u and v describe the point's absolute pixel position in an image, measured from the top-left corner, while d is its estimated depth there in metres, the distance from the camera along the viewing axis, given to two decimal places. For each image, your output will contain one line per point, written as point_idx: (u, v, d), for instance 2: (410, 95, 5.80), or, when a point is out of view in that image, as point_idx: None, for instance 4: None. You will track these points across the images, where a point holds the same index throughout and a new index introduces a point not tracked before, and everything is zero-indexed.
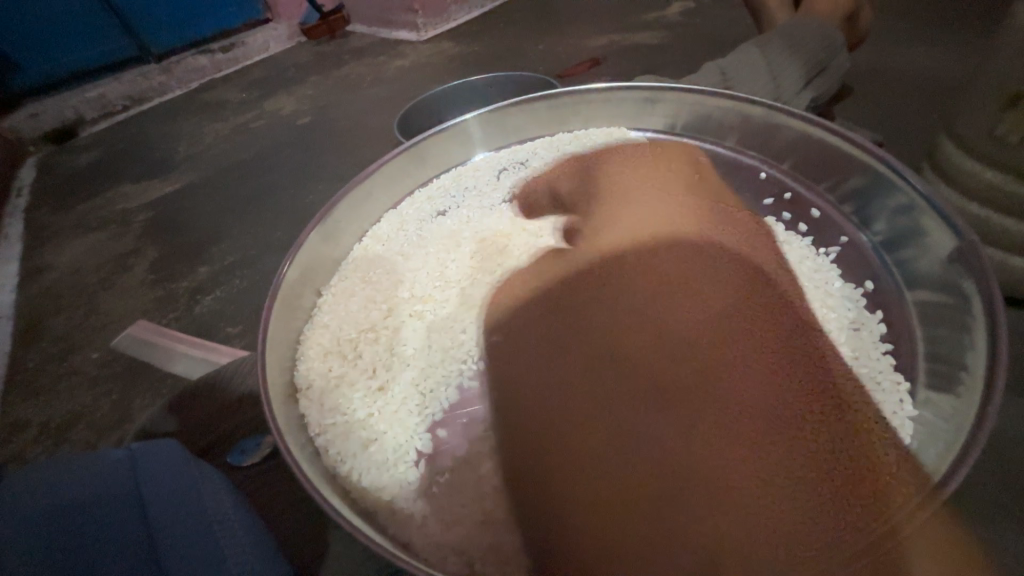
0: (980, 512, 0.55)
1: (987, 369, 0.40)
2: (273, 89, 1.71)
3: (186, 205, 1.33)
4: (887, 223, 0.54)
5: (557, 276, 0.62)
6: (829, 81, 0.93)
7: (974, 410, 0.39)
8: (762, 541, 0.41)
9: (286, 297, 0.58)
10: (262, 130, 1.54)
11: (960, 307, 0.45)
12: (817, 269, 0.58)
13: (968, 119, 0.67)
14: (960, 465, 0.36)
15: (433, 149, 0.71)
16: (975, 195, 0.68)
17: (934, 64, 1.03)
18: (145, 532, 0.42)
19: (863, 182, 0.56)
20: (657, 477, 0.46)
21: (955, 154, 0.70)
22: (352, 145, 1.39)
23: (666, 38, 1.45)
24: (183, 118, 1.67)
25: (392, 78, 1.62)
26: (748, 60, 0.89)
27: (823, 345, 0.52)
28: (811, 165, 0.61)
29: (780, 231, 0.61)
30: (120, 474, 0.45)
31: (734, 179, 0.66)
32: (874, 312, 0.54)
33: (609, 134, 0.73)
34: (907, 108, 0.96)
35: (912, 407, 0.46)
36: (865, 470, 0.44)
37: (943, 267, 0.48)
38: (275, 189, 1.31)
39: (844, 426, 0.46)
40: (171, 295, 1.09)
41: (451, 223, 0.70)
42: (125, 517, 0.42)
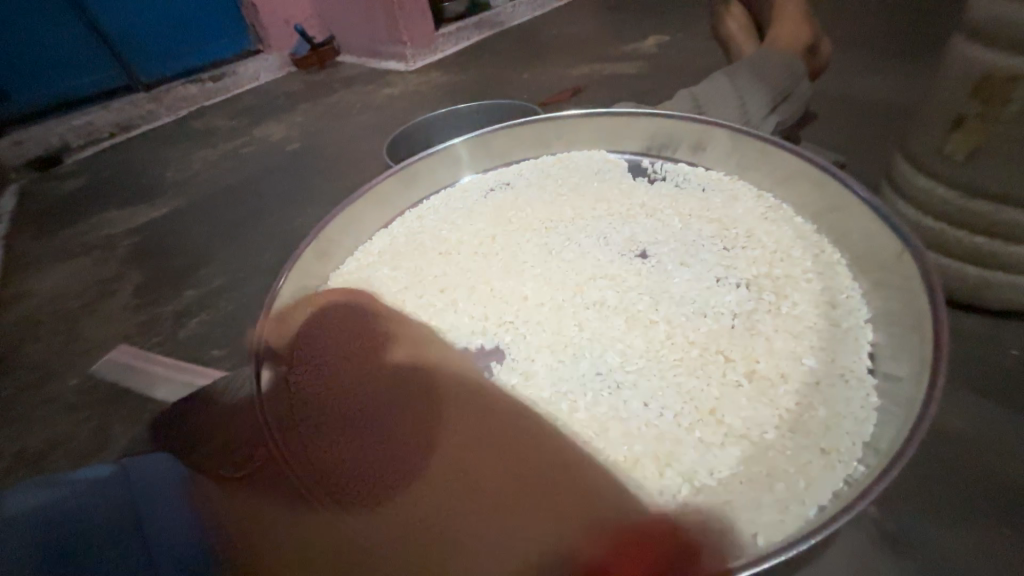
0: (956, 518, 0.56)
1: (935, 355, 0.40)
2: (262, 116, 1.75)
3: (174, 229, 1.34)
4: (843, 233, 0.57)
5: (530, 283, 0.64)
6: (792, 107, 0.99)
7: (925, 391, 0.39)
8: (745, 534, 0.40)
9: (276, 315, 0.60)
10: (252, 156, 1.57)
11: (912, 304, 0.46)
12: (786, 273, 0.58)
13: (921, 141, 0.73)
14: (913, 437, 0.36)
15: (421, 171, 0.74)
16: (929, 210, 0.74)
17: (889, 92, 1.11)
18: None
19: (826, 195, 0.58)
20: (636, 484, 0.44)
21: (909, 173, 0.76)
22: (341, 169, 1.43)
23: (642, 69, 1.54)
24: (171, 145, 1.69)
25: (381, 106, 1.67)
26: (717, 88, 0.95)
27: (799, 349, 0.51)
28: (790, 180, 0.63)
29: (743, 239, 0.63)
30: (111, 483, 0.47)
31: (709, 192, 0.69)
32: (858, 309, 0.53)
33: (589, 157, 0.77)
34: (866, 132, 1.03)
35: (879, 400, 0.46)
36: (837, 461, 0.43)
37: (898, 261, 0.49)
38: (264, 213, 1.33)
39: (817, 422, 0.46)
40: (156, 319, 1.09)
41: (435, 237, 0.72)
42: (115, 522, 0.43)
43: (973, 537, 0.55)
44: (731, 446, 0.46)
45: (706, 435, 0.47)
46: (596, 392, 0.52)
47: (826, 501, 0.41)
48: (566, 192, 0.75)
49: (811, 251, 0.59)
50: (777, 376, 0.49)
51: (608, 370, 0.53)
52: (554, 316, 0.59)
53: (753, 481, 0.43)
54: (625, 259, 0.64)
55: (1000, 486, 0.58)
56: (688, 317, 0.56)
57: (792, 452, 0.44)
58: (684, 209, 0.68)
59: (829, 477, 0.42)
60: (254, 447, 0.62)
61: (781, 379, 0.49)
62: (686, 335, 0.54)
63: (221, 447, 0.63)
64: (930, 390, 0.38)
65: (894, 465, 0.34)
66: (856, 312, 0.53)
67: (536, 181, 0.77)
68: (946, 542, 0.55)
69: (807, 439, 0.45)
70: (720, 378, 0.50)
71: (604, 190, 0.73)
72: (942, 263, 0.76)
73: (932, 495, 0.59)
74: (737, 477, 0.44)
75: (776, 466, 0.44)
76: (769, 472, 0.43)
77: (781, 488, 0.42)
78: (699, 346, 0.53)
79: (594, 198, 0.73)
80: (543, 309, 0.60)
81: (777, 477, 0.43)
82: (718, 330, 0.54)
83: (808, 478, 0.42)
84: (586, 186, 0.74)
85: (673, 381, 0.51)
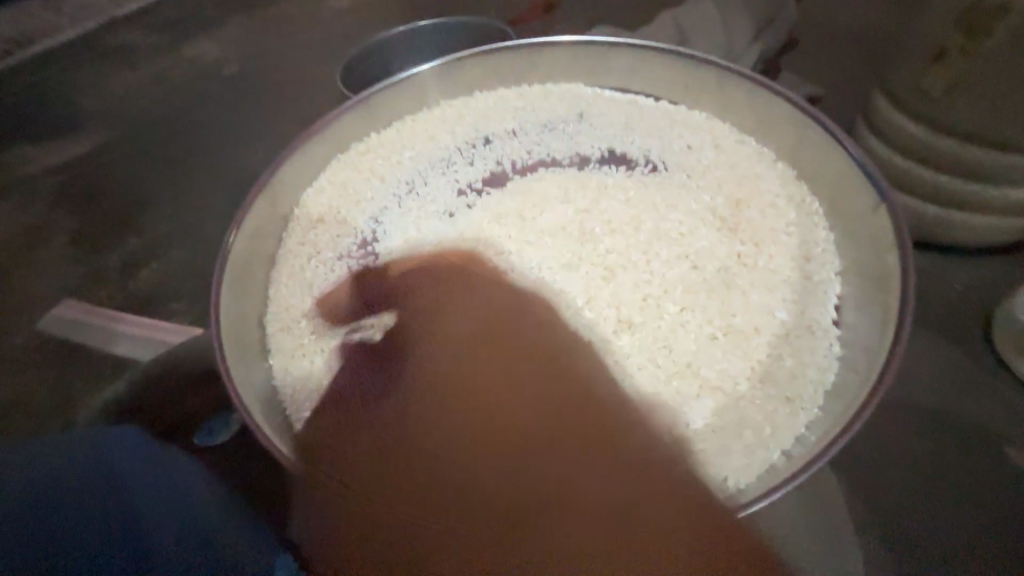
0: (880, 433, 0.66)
1: (898, 310, 0.42)
2: (188, 31, 1.51)
3: (102, 168, 1.20)
4: (822, 178, 0.55)
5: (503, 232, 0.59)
6: (777, 33, 0.94)
7: (885, 347, 0.41)
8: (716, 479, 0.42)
9: (235, 271, 0.54)
10: (182, 81, 1.38)
11: (880, 261, 0.47)
12: (766, 223, 0.56)
13: (903, 76, 0.72)
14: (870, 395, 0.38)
15: (383, 106, 0.68)
16: (899, 149, 0.76)
17: (871, 17, 1.08)
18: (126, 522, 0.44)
19: (807, 142, 0.56)
20: None
21: (884, 109, 0.76)
22: (290, 97, 1.29)
23: None
24: (81, 64, 1.45)
25: (328, 20, 1.48)
26: (702, 11, 0.88)
27: (772, 302, 0.51)
28: (774, 124, 0.59)
29: (725, 184, 0.59)
30: (88, 471, 0.46)
31: (698, 129, 0.64)
32: (835, 264, 0.52)
33: (566, 90, 0.70)
34: (843, 65, 1.01)
35: (841, 349, 0.48)
36: (800, 409, 0.45)
37: (873, 214, 0.48)
38: (206, 149, 1.20)
39: (784, 371, 0.47)
40: (100, 271, 1.01)
41: (399, 183, 0.66)
42: (102, 508, 0.44)
43: (890, 445, 0.66)
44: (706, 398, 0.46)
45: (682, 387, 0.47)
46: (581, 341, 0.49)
47: (789, 446, 0.43)
48: (543, 128, 0.68)
49: (793, 200, 0.57)
50: (750, 330, 0.49)
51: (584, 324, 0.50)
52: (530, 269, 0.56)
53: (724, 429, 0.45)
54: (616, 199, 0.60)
55: (918, 403, 0.68)
56: (671, 265, 0.54)
57: (760, 402, 0.46)
58: (671, 147, 0.63)
59: (792, 424, 0.44)
60: (230, 414, 0.62)
61: (754, 332, 0.49)
62: (669, 289, 0.52)
63: (197, 413, 0.63)
64: (896, 340, 0.40)
65: (861, 416, 0.36)
66: (830, 264, 0.52)
67: (509, 114, 0.69)
68: (870, 452, 0.65)
69: (774, 388, 0.46)
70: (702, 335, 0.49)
71: (582, 126, 0.67)
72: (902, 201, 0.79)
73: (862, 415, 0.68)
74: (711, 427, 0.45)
75: (747, 415, 0.45)
76: (739, 420, 0.45)
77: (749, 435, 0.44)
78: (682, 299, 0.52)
79: (573, 137, 0.67)
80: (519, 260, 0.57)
81: (747, 424, 0.45)
82: (702, 280, 0.53)
83: (773, 424, 0.44)
84: (564, 122, 0.68)
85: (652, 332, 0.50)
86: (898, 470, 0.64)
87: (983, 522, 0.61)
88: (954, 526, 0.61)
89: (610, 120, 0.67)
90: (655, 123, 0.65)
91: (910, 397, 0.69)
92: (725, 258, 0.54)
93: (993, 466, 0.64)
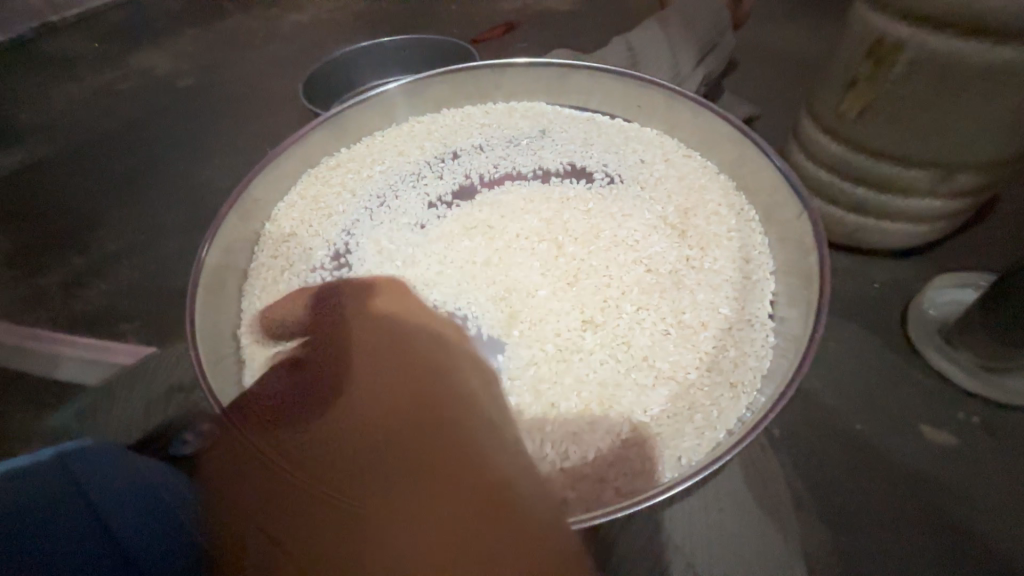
0: (816, 418, 0.73)
1: (819, 300, 0.47)
2: (139, 42, 1.47)
3: (42, 183, 1.14)
4: (756, 189, 0.62)
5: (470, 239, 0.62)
6: (717, 57, 1.04)
7: (809, 332, 0.46)
8: (669, 461, 0.45)
9: (207, 280, 0.54)
10: (133, 94, 1.34)
11: (805, 260, 0.53)
12: (711, 230, 0.62)
13: (824, 98, 0.81)
14: (798, 371, 0.43)
15: (354, 121, 0.70)
16: (825, 162, 0.85)
17: (798, 44, 1.20)
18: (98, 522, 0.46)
19: (743, 157, 0.63)
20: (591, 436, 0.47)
21: (811, 127, 0.85)
22: (250, 111, 1.27)
23: (576, 5, 1.49)
24: (18, 74, 1.38)
25: (288, 35, 1.48)
26: (649, 37, 0.96)
27: (717, 299, 0.56)
28: (716, 141, 0.66)
29: (674, 195, 0.65)
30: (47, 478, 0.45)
31: (650, 145, 0.69)
32: (769, 265, 0.58)
33: (529, 108, 0.74)
34: (776, 87, 1.12)
35: (775, 339, 0.53)
36: (742, 393, 0.50)
37: (797, 220, 0.55)
38: (159, 164, 1.17)
39: (729, 360, 0.52)
40: (41, 292, 0.96)
41: (370, 195, 0.68)
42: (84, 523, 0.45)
43: (825, 428, 0.73)
44: (662, 387, 0.50)
45: (640, 378, 0.50)
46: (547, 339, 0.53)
47: (733, 425, 0.47)
48: (509, 143, 0.72)
49: (733, 209, 0.63)
50: (698, 324, 0.54)
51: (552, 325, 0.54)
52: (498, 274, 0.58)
53: (677, 415, 0.48)
54: (578, 205, 0.64)
55: (848, 390, 0.76)
56: (629, 268, 0.58)
57: (708, 388, 0.50)
58: (626, 160, 0.69)
59: (735, 406, 0.49)
60: (202, 423, 0.62)
61: (702, 326, 0.54)
62: (627, 290, 0.56)
63: (167, 428, 0.62)
64: (815, 325, 0.46)
65: (790, 390, 0.41)
66: (764, 265, 0.58)
67: (476, 130, 0.73)
68: (808, 435, 0.72)
69: (720, 375, 0.51)
70: (658, 331, 0.54)
71: (543, 141, 0.72)
72: (830, 209, 0.88)
73: (800, 401, 0.75)
74: (666, 413, 0.48)
75: (696, 400, 0.49)
76: (690, 406, 0.49)
77: (700, 419, 0.48)
78: (640, 299, 0.56)
79: (535, 150, 0.71)
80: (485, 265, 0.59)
81: (697, 409, 0.48)
82: (656, 281, 0.57)
83: (720, 407, 0.49)
84: (528, 138, 0.72)
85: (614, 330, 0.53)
86: (832, 451, 0.71)
87: (903, 493, 0.68)
88: (879, 498, 0.68)
89: (568, 137, 0.71)
90: (611, 138, 0.70)
91: (838, 385, 0.77)
92: (676, 262, 0.59)
93: (912, 442, 0.72)
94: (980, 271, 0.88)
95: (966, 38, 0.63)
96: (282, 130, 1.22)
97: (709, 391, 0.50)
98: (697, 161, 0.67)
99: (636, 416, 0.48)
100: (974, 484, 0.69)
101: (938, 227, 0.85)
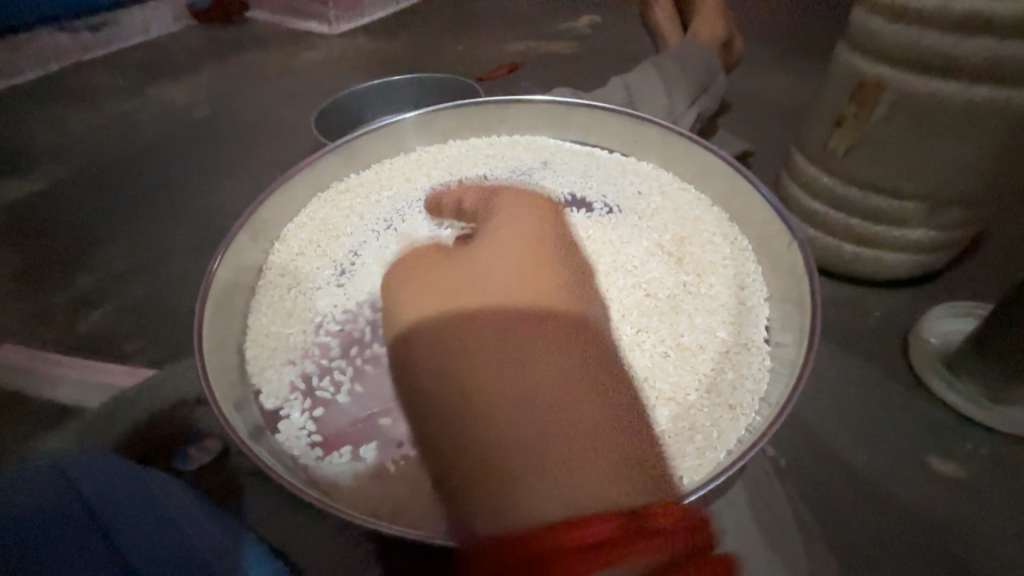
0: (817, 447, 0.73)
1: (811, 324, 0.49)
2: (160, 76, 1.55)
3: (56, 206, 1.17)
4: (748, 220, 0.64)
5: None
6: (710, 97, 1.09)
7: (803, 354, 0.47)
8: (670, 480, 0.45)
9: (217, 297, 0.56)
10: (151, 123, 1.39)
11: (796, 286, 0.55)
12: (706, 257, 0.64)
13: (813, 136, 0.85)
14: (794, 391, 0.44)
15: (364, 150, 0.74)
16: (816, 196, 0.88)
17: (786, 86, 1.27)
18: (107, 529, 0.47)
19: (734, 189, 0.66)
20: None
21: (802, 163, 0.89)
22: (263, 141, 1.33)
23: (576, 49, 1.58)
24: (42, 104, 1.44)
25: (302, 72, 1.56)
26: (645, 77, 1.02)
27: (713, 323, 0.58)
28: (709, 175, 0.69)
29: (670, 224, 0.68)
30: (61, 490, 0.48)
31: (647, 177, 0.73)
32: (763, 291, 0.60)
33: (532, 141, 0.78)
34: (766, 125, 1.17)
35: (771, 362, 0.54)
36: (740, 414, 0.50)
37: (788, 247, 0.57)
38: (172, 189, 1.21)
39: (726, 382, 0.53)
40: (47, 312, 0.97)
41: (377, 220, 0.71)
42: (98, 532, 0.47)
43: (828, 458, 0.72)
44: (662, 408, 0.51)
45: (640, 399, 0.51)
46: None
47: (733, 445, 0.48)
48: (512, 172, 0.75)
49: (727, 237, 0.65)
50: (695, 347, 0.56)
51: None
52: None
53: (678, 435, 0.49)
54: (579, 230, 0.66)
55: (848, 419, 0.76)
56: (628, 292, 0.60)
57: (707, 410, 0.51)
58: (624, 190, 0.72)
59: (734, 426, 0.49)
60: (205, 437, 0.61)
61: (700, 348, 0.55)
62: (626, 313, 0.58)
63: (167, 442, 0.61)
64: (809, 347, 0.47)
65: (786, 409, 0.42)
66: (759, 291, 0.60)
67: (481, 160, 0.76)
68: (811, 464, 0.72)
69: (718, 397, 0.52)
70: (656, 352, 0.55)
71: (545, 171, 0.75)
72: (823, 240, 0.91)
73: (800, 430, 0.75)
74: (667, 432, 0.49)
75: (697, 421, 0.50)
76: (690, 426, 0.49)
77: (699, 439, 0.48)
78: (640, 322, 0.57)
79: (538, 180, 0.74)
80: None
81: (697, 429, 0.49)
82: (654, 305, 0.59)
83: (719, 428, 0.49)
84: (530, 168, 0.76)
85: (614, 351, 0.54)
86: (836, 481, 0.70)
87: (911, 526, 0.67)
88: (886, 531, 0.66)
89: (568, 168, 0.75)
90: (609, 170, 0.74)
91: (838, 414, 0.77)
92: (673, 287, 0.61)
93: (915, 472, 0.71)
94: (975, 302, 0.89)
95: (943, 81, 0.67)
96: (292, 159, 1.27)
97: (707, 412, 0.50)
98: (692, 193, 0.70)
99: (637, 436, 0.49)
100: (980, 516, 0.68)
101: (928, 258, 0.87)
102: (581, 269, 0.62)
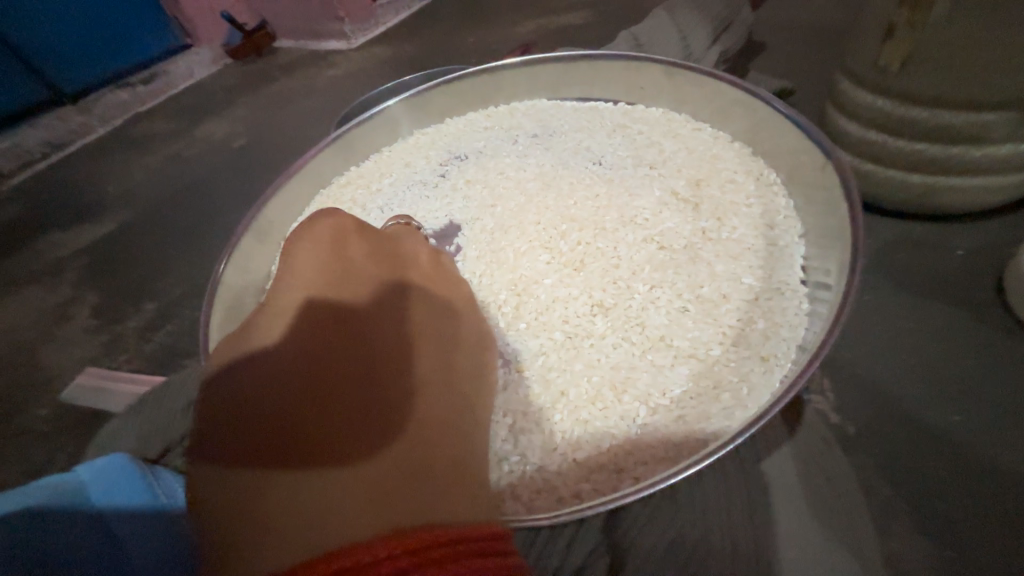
0: (896, 411, 0.63)
1: (851, 257, 0.41)
2: (201, 115, 1.65)
3: (123, 244, 1.28)
4: (776, 153, 0.56)
5: (474, 236, 0.60)
6: (736, 37, 0.99)
7: (842, 294, 0.39)
8: (696, 441, 0.41)
9: (226, 297, 0.56)
10: (198, 158, 1.49)
11: (833, 217, 0.47)
12: (728, 199, 0.56)
13: (859, 57, 0.73)
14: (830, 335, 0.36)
15: (361, 138, 0.72)
16: (870, 125, 0.76)
17: (831, 13, 1.11)
18: (104, 536, 0.44)
19: (756, 119, 0.57)
20: (610, 424, 0.43)
21: (850, 89, 0.77)
22: (292, 158, 1.37)
23: (590, 18, 1.50)
24: (108, 155, 1.58)
25: (325, 88, 1.60)
26: (659, 25, 0.93)
27: (739, 269, 0.50)
28: (727, 108, 0.60)
29: (686, 169, 0.60)
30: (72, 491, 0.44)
31: (659, 125, 0.65)
32: (797, 229, 0.52)
33: (531, 106, 0.73)
34: (809, 59, 1.04)
35: (810, 306, 0.47)
36: (775, 366, 0.44)
37: (822, 172, 0.48)
38: (216, 215, 1.28)
39: (756, 332, 0.46)
40: (119, 338, 1.05)
41: (380, 202, 0.69)
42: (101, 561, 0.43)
43: (915, 423, 0.62)
44: (682, 366, 0.45)
45: (657, 359, 0.46)
46: (556, 323, 0.49)
47: (766, 401, 0.41)
48: (512, 139, 0.71)
49: (752, 174, 0.58)
50: (718, 298, 0.49)
51: (559, 312, 0.50)
52: (502, 264, 0.56)
53: (702, 395, 0.43)
54: (586, 189, 0.61)
55: (937, 376, 0.65)
56: (639, 247, 0.54)
57: (735, 364, 0.44)
58: (632, 141, 0.65)
59: (767, 381, 0.43)
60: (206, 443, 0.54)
61: (723, 299, 0.48)
62: (641, 273, 0.51)
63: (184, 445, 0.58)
64: (850, 281, 0.39)
65: (819, 356, 0.35)
66: (792, 229, 0.52)
67: (478, 133, 0.73)
68: (898, 433, 0.61)
69: (748, 349, 0.45)
70: (675, 308, 0.48)
71: (545, 134, 0.70)
72: (887, 176, 0.78)
73: (878, 395, 0.65)
74: (689, 394, 0.43)
75: (723, 378, 0.44)
76: (716, 384, 0.43)
77: (727, 397, 0.42)
78: (655, 280, 0.50)
79: (539, 143, 0.69)
80: (490, 256, 0.57)
81: (724, 388, 0.43)
82: (669, 259, 0.52)
83: (750, 384, 0.43)
84: (530, 132, 0.70)
85: (626, 311, 0.49)
86: (925, 446, 0.60)
87: None
88: (998, 504, 0.55)
89: (570, 127, 0.69)
90: (614, 122, 0.68)
91: (917, 371, 0.66)
92: (691, 235, 0.54)
93: None
94: None
95: None
96: None
97: (737, 367, 0.44)
98: (708, 133, 0.63)
99: (655, 398, 0.43)
100: None
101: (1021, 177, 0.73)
102: (588, 228, 0.56)
